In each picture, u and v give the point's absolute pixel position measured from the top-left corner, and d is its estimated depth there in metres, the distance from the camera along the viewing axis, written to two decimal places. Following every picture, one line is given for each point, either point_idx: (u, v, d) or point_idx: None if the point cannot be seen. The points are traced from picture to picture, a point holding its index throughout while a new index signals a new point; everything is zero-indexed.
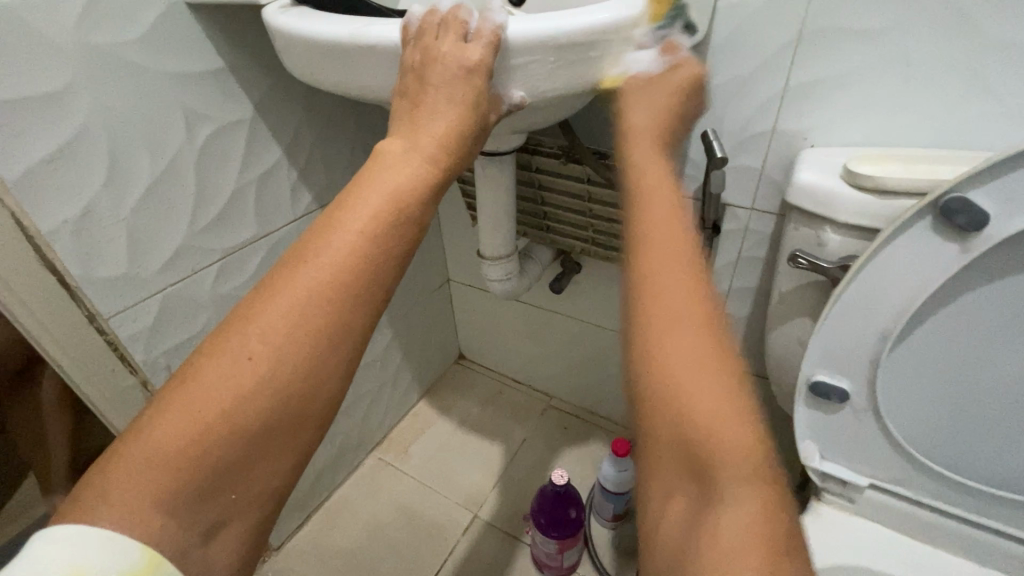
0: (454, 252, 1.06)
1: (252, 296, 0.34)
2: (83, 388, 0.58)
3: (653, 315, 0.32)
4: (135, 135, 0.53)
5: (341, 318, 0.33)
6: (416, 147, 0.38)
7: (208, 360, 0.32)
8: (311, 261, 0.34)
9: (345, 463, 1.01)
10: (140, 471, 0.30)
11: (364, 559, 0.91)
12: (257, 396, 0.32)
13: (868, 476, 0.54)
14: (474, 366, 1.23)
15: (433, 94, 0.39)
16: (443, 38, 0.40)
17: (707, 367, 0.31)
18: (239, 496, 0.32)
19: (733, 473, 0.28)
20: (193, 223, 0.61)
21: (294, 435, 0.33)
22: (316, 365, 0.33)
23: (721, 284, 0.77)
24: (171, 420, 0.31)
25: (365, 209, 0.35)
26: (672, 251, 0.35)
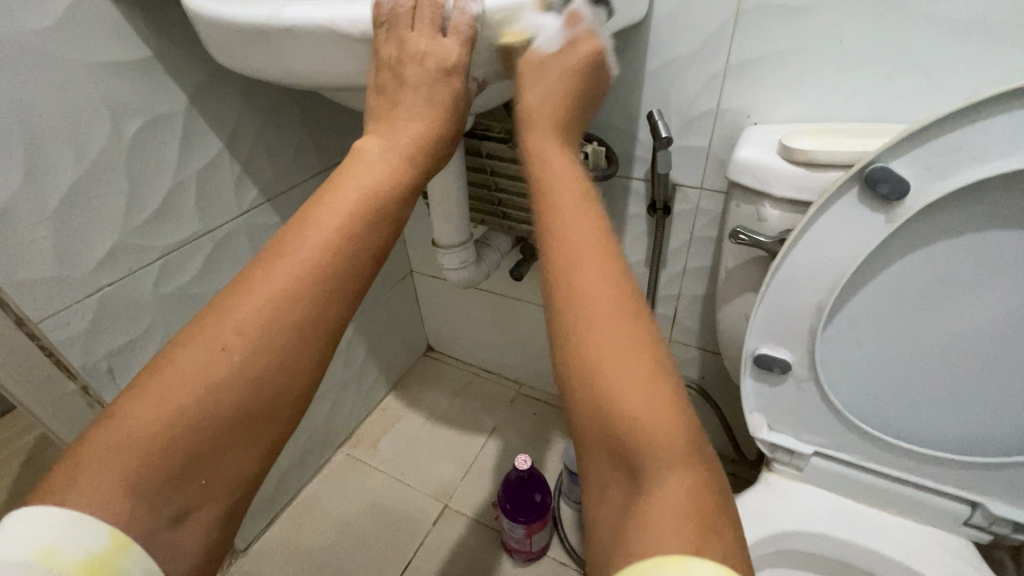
0: (416, 243, 1.04)
1: (228, 290, 0.35)
2: (18, 396, 0.56)
3: (568, 305, 0.34)
4: (54, 129, 0.51)
5: (317, 311, 0.35)
6: (395, 150, 0.40)
7: (183, 349, 0.33)
8: (289, 255, 0.35)
9: (312, 461, 1.00)
10: (112, 454, 0.30)
11: (334, 556, 0.90)
12: (233, 383, 0.33)
13: (814, 444, 0.56)
14: (443, 358, 1.23)
15: (410, 95, 0.42)
16: (419, 30, 0.41)
17: (632, 358, 0.32)
18: (211, 482, 0.33)
19: (662, 450, 0.30)
20: (129, 221, 0.59)
21: (266, 425, 0.34)
22: (290, 356, 0.34)
23: (676, 264, 0.78)
24: (147, 407, 0.31)
25: (342, 206, 0.36)
26: (584, 241, 0.36)
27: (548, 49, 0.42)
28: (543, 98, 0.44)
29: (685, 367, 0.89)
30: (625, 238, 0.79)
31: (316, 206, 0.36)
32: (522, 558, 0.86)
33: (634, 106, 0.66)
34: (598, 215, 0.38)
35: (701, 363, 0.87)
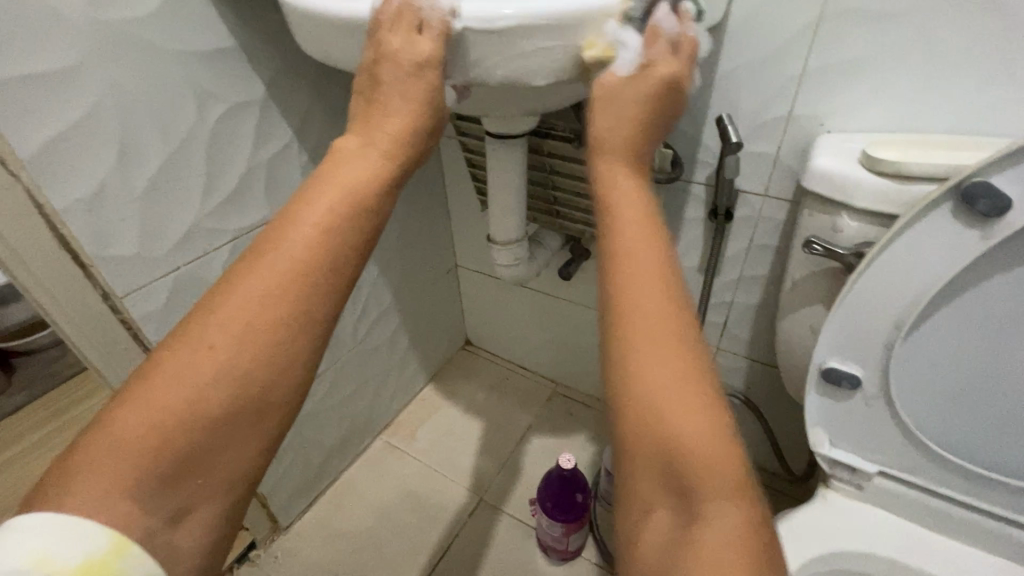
0: (462, 238, 1.05)
1: (210, 293, 0.34)
2: (97, 366, 0.59)
3: (626, 333, 0.34)
4: (147, 114, 0.53)
5: (303, 306, 0.34)
6: (371, 148, 0.39)
7: (169, 355, 0.32)
8: (269, 255, 0.34)
9: (353, 446, 1.02)
10: (103, 460, 0.29)
11: (371, 540, 0.92)
12: (220, 384, 0.32)
13: (878, 463, 0.54)
14: (480, 352, 1.24)
15: (386, 93, 0.40)
16: (395, 32, 0.40)
17: (688, 387, 0.32)
18: (203, 484, 0.32)
19: (717, 503, 0.30)
20: (205, 204, 0.61)
21: (255, 423, 0.34)
22: (276, 354, 0.33)
23: (731, 271, 0.77)
24: (135, 408, 0.31)
25: (328, 206, 0.36)
26: (661, 267, 0.37)
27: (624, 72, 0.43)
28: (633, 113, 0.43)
29: (732, 376, 0.88)
30: (680, 242, 0.78)
31: (300, 207, 0.36)
32: (556, 557, 0.87)
33: (700, 109, 0.65)
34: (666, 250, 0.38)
35: (748, 373, 0.86)
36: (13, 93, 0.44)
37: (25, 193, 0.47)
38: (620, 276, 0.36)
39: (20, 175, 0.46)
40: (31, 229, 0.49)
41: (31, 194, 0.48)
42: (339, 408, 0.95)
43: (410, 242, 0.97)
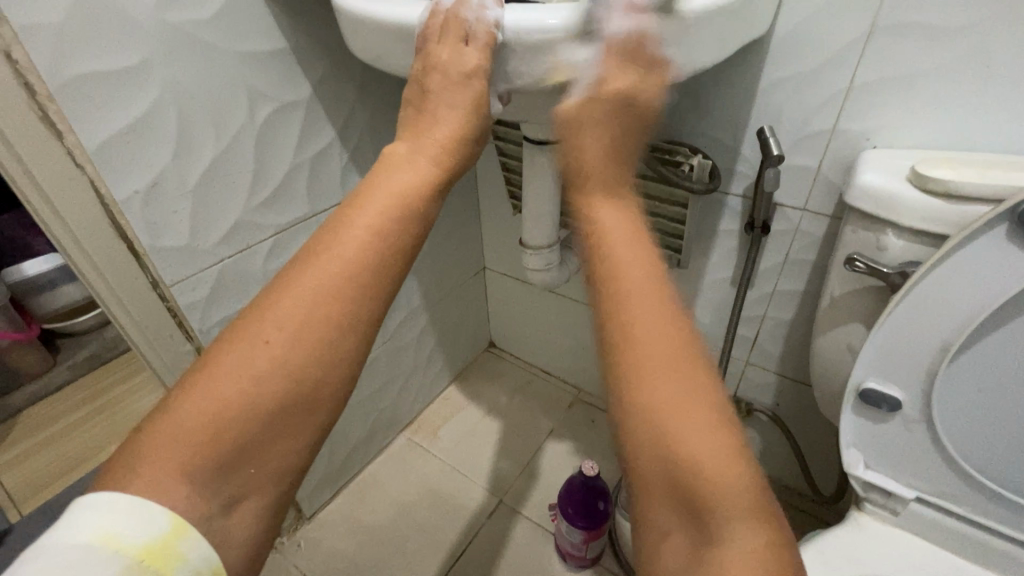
0: (493, 241, 1.06)
1: (266, 289, 0.34)
2: (144, 350, 0.62)
3: (638, 358, 0.32)
4: (202, 111, 0.55)
5: (357, 304, 0.34)
6: (423, 150, 0.39)
7: (227, 345, 0.33)
8: (325, 252, 0.34)
9: (377, 441, 1.04)
10: (166, 445, 0.30)
11: (391, 535, 0.93)
12: (272, 379, 0.32)
13: (915, 488, 0.53)
14: (504, 355, 1.24)
15: (435, 100, 0.41)
16: (444, 43, 0.42)
17: (704, 416, 0.31)
18: (254, 478, 0.33)
19: (746, 542, 0.28)
20: (251, 200, 0.63)
21: (306, 417, 0.33)
22: (325, 353, 0.33)
23: (765, 285, 0.76)
24: (195, 400, 0.31)
25: (382, 207, 0.36)
26: (650, 282, 0.34)
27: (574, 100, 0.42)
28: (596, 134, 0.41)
29: (760, 392, 0.87)
30: (713, 254, 0.78)
31: (354, 206, 0.36)
32: (574, 563, 0.87)
33: (741, 121, 0.65)
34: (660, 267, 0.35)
35: (777, 389, 0.85)
36: (83, 89, 0.47)
37: (88, 182, 0.50)
38: (622, 301, 0.33)
39: (84, 166, 0.49)
40: (92, 217, 0.51)
41: (93, 184, 0.50)
42: (366, 402, 0.97)
43: (442, 243, 0.98)
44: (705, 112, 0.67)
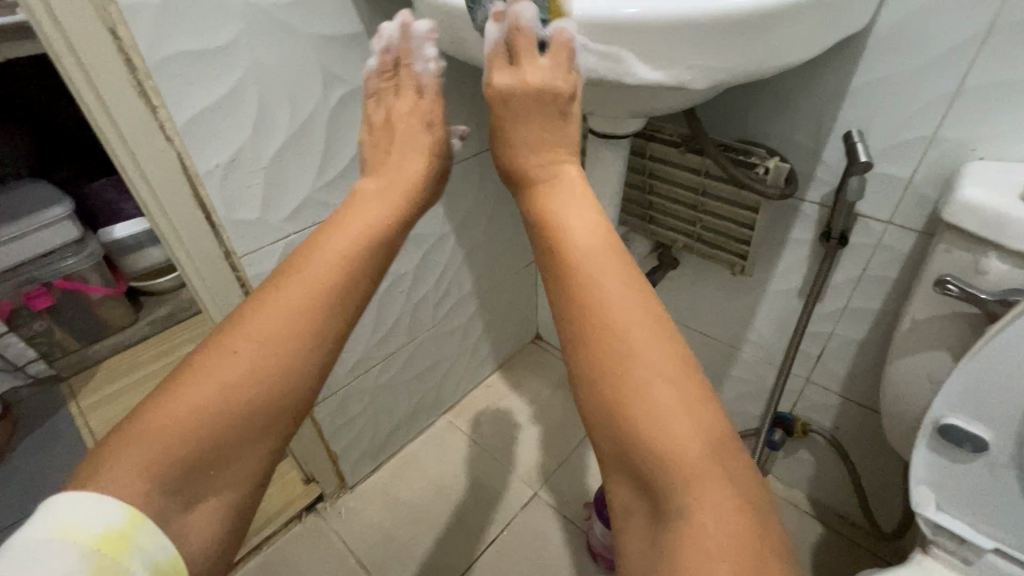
0: None
1: (242, 306, 0.39)
2: (213, 315, 0.66)
3: (601, 345, 0.36)
4: (280, 91, 0.57)
5: (321, 320, 0.39)
6: (385, 190, 0.48)
7: (201, 358, 0.37)
8: (296, 274, 0.40)
9: (420, 421, 1.07)
10: (142, 446, 0.34)
11: (426, 514, 0.95)
12: (242, 384, 0.36)
13: (995, 539, 0.48)
14: (550, 348, 1.24)
15: (400, 144, 0.52)
16: (404, 96, 0.53)
17: (664, 391, 0.34)
18: (218, 474, 0.36)
19: (699, 497, 0.32)
20: (319, 179, 0.66)
21: (269, 421, 0.38)
22: (292, 362, 0.38)
23: (835, 300, 0.71)
24: (173, 401, 0.35)
25: (349, 238, 0.43)
26: (604, 265, 0.39)
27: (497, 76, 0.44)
28: (519, 127, 0.46)
29: (819, 413, 0.82)
30: (780, 264, 0.74)
31: (326, 235, 0.43)
32: (604, 565, 0.86)
33: (825, 124, 0.60)
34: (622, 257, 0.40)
35: (839, 411, 0.80)
36: (176, 66, 0.50)
37: (175, 155, 0.53)
38: (585, 295, 0.38)
39: (173, 140, 0.52)
40: (177, 188, 0.55)
41: (180, 157, 0.54)
42: (412, 383, 0.99)
43: (498, 232, 0.99)
44: (785, 112, 0.62)
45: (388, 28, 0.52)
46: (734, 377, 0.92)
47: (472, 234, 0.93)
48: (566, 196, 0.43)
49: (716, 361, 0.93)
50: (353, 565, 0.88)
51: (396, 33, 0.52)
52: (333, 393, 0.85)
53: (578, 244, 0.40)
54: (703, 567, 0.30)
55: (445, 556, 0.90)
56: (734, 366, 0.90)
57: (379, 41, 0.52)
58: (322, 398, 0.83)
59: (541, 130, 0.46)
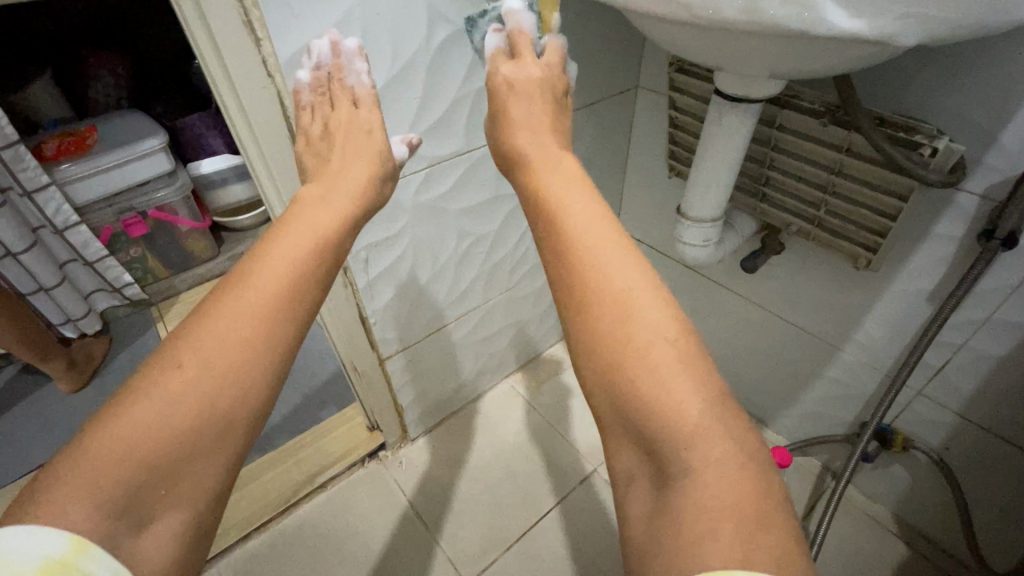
0: (635, 203, 0.99)
1: (186, 320, 0.37)
2: None
3: (598, 315, 0.36)
4: (383, 29, 0.54)
5: (273, 325, 0.38)
6: (337, 190, 0.48)
7: (139, 382, 0.34)
8: (244, 281, 0.39)
9: (481, 382, 1.06)
10: (81, 476, 0.31)
11: (483, 474, 0.96)
12: (192, 397, 0.34)
13: None
14: None
15: (340, 151, 0.51)
16: (340, 107, 0.52)
17: (663, 351, 0.34)
18: (166, 498, 0.33)
19: (698, 458, 0.31)
20: (414, 128, 0.62)
21: (222, 433, 0.35)
22: (242, 370, 0.36)
23: (977, 310, 0.62)
24: (115, 420, 0.32)
25: (301, 242, 0.42)
26: (601, 238, 0.39)
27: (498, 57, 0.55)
28: (516, 107, 0.51)
29: (927, 429, 0.74)
30: (914, 261, 0.64)
31: (271, 241, 0.42)
32: None
33: (1014, 101, 0.50)
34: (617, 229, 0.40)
35: (953, 431, 0.71)
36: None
37: (275, 93, 0.52)
38: (580, 271, 0.38)
39: (274, 77, 0.51)
40: (274, 127, 0.54)
41: (279, 95, 0.52)
42: (478, 345, 0.98)
43: None
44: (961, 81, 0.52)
45: (319, 46, 0.51)
46: (828, 378, 0.84)
47: None
48: (557, 174, 0.45)
49: (809, 357, 0.85)
50: (409, 514, 0.90)
51: (328, 49, 0.51)
52: (406, 347, 0.85)
53: (573, 212, 0.41)
54: (709, 525, 0.29)
55: (499, 518, 0.90)
56: (831, 366, 0.82)
57: (307, 58, 0.51)
58: (394, 351, 0.83)
59: (545, 105, 0.52)
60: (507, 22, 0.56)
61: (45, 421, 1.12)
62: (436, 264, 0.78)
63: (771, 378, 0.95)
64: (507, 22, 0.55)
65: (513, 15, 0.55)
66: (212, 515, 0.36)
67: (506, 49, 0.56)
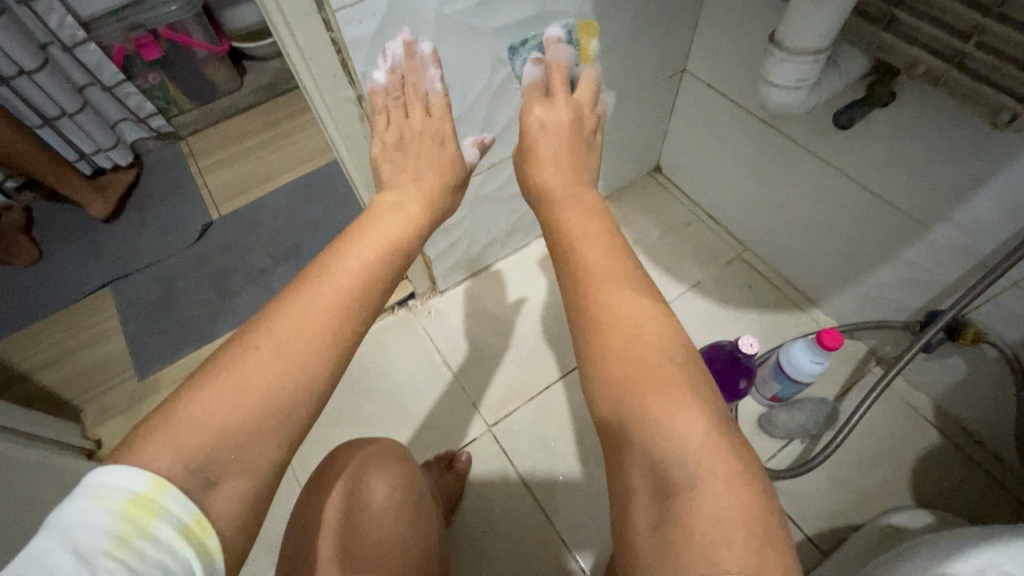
0: (709, 36, 0.82)
1: (266, 307, 0.39)
2: (308, 82, 0.59)
3: (605, 341, 0.38)
4: None
5: (347, 315, 0.39)
6: (404, 212, 0.51)
7: (221, 358, 0.36)
8: (322, 275, 0.41)
9: (512, 240, 1.01)
10: (165, 438, 0.32)
11: (511, 330, 0.96)
12: (266, 374, 0.35)
13: None
14: (668, 184, 1.12)
15: (414, 162, 0.58)
16: (412, 112, 0.60)
17: (666, 369, 0.35)
18: (236, 463, 0.33)
19: (705, 472, 0.31)
20: None
21: (293, 409, 0.36)
22: (315, 352, 0.37)
23: None
24: (199, 392, 0.34)
25: (371, 247, 0.44)
26: (607, 271, 0.43)
27: (532, 84, 0.63)
28: (545, 145, 0.58)
29: (1008, 324, 0.65)
30: None
31: (343, 245, 0.44)
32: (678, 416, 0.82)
33: None
34: (620, 256, 0.44)
35: None
36: None
37: None
38: (587, 293, 0.41)
39: None
40: None
41: None
42: (510, 202, 0.90)
43: (649, 24, 0.76)
44: None
45: (394, 48, 0.58)
46: (903, 261, 0.74)
47: (614, 22, 0.71)
48: (579, 211, 0.50)
49: (888, 235, 0.74)
50: (437, 362, 0.93)
51: (402, 51, 0.58)
52: None
53: (580, 253, 0.45)
54: (723, 532, 0.29)
55: (524, 372, 0.92)
56: (911, 246, 0.72)
57: (384, 60, 0.58)
58: None
59: (571, 147, 0.57)
60: (547, 52, 0.64)
61: (93, 248, 1.16)
62: (464, 98, 0.67)
63: (832, 256, 0.85)
64: (547, 53, 0.64)
65: (554, 46, 0.64)
66: (272, 493, 0.35)
67: (541, 79, 0.63)
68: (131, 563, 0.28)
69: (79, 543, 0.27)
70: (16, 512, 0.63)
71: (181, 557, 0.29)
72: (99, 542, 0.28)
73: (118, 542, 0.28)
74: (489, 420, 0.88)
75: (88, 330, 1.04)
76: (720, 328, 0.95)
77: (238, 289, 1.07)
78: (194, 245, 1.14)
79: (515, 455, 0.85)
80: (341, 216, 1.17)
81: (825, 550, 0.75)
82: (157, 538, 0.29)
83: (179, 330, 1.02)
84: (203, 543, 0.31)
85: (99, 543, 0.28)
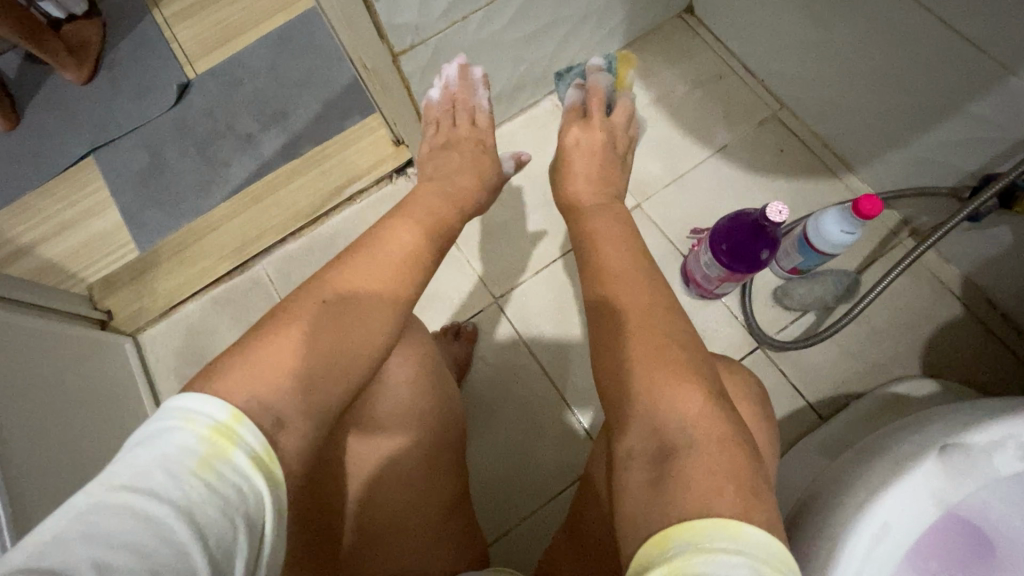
0: None
1: (332, 266, 0.43)
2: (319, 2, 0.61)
3: (615, 322, 0.42)
4: None
5: (404, 283, 0.44)
6: (444, 196, 0.57)
7: (293, 308, 0.40)
8: (382, 243, 0.45)
9: (519, 98, 0.90)
10: (244, 373, 0.35)
11: (517, 200, 0.90)
12: (334, 329, 0.39)
13: None
14: (700, 28, 0.96)
15: (457, 160, 0.65)
16: (461, 124, 0.69)
17: (667, 351, 0.39)
18: (301, 407, 0.36)
19: (701, 435, 0.34)
20: None
21: (354, 363, 0.39)
22: (377, 315, 0.41)
23: None
24: (273, 336, 0.38)
25: (419, 224, 0.49)
26: (621, 269, 0.46)
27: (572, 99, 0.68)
28: (580, 161, 0.62)
29: None
30: None
31: (395, 220, 0.49)
32: (696, 292, 0.81)
33: None
34: (637, 252, 0.48)
35: None
36: None
37: None
38: (600, 286, 0.45)
39: None
40: None
41: None
42: (515, 50, 0.78)
43: None
44: None
45: (450, 72, 0.70)
46: (969, 115, 0.64)
47: None
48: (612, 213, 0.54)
49: (959, 83, 0.63)
50: None
51: (456, 73, 0.70)
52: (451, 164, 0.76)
53: (603, 258, 0.48)
54: (716, 481, 0.31)
55: (532, 247, 0.88)
56: (986, 97, 0.61)
57: (441, 81, 0.70)
58: (410, 45, 0.67)
59: (601, 162, 0.62)
60: (589, 80, 0.68)
61: (68, 113, 1.07)
62: None
63: (883, 111, 0.74)
64: (589, 79, 0.68)
65: (595, 75, 0.67)
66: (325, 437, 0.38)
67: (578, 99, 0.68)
68: (212, 481, 0.29)
69: (168, 457, 0.29)
70: (43, 378, 0.66)
71: (253, 483, 0.31)
72: (185, 459, 0.30)
73: (202, 462, 0.30)
74: (495, 292, 0.86)
75: (79, 201, 1.00)
76: (742, 198, 0.88)
77: (227, 157, 1.00)
78: (174, 110, 1.05)
79: (524, 326, 0.85)
80: (328, 75, 1.04)
81: (824, 416, 0.76)
82: (234, 463, 0.31)
83: (173, 200, 0.98)
84: (272, 473, 0.33)
85: (185, 459, 0.30)
